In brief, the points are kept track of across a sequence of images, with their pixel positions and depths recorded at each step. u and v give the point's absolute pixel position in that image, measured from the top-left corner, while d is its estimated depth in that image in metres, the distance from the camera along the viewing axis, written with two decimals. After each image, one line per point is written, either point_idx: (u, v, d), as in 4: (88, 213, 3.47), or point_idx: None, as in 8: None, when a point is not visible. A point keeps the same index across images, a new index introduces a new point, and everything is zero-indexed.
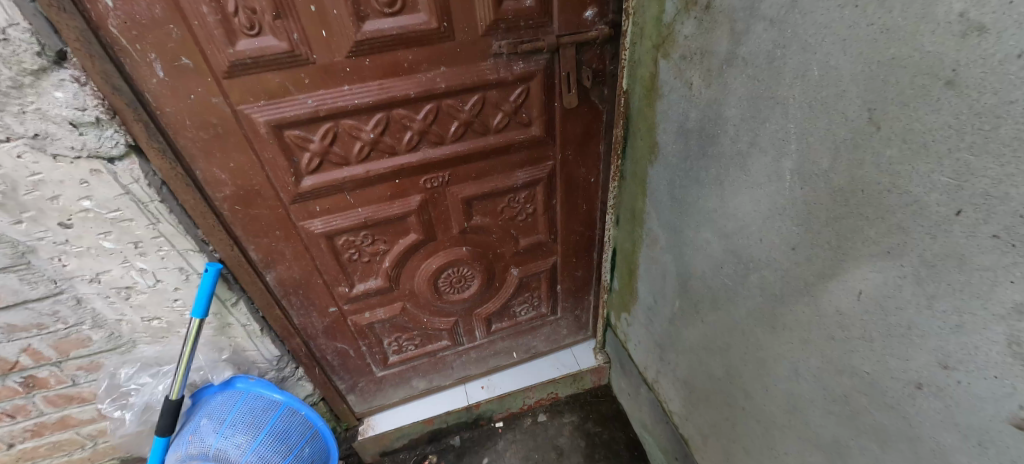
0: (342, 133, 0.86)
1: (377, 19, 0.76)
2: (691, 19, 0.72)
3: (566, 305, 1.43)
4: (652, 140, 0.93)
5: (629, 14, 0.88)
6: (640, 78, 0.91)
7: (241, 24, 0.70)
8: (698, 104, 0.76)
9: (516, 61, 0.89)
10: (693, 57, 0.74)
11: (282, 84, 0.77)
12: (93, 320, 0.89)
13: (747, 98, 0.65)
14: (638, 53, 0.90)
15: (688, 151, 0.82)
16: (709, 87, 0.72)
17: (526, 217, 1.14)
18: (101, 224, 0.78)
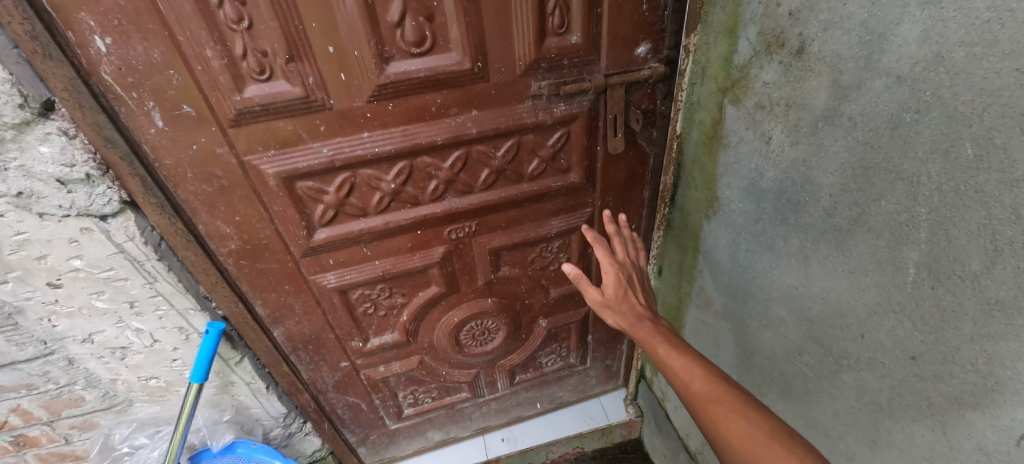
0: (360, 183, 0.76)
1: (403, 59, 0.67)
2: (773, 64, 0.61)
3: (597, 355, 1.30)
4: (711, 193, 0.81)
5: (690, 52, 0.78)
6: (700, 122, 0.80)
7: (250, 68, 0.62)
8: (777, 163, 0.64)
9: (557, 103, 0.78)
10: (772, 108, 0.62)
11: (295, 131, 0.68)
12: (87, 380, 0.81)
13: (851, 167, 0.52)
14: (698, 95, 0.79)
15: (760, 213, 0.70)
16: (794, 146, 0.60)
17: (559, 267, 1.03)
18: (94, 284, 0.70)
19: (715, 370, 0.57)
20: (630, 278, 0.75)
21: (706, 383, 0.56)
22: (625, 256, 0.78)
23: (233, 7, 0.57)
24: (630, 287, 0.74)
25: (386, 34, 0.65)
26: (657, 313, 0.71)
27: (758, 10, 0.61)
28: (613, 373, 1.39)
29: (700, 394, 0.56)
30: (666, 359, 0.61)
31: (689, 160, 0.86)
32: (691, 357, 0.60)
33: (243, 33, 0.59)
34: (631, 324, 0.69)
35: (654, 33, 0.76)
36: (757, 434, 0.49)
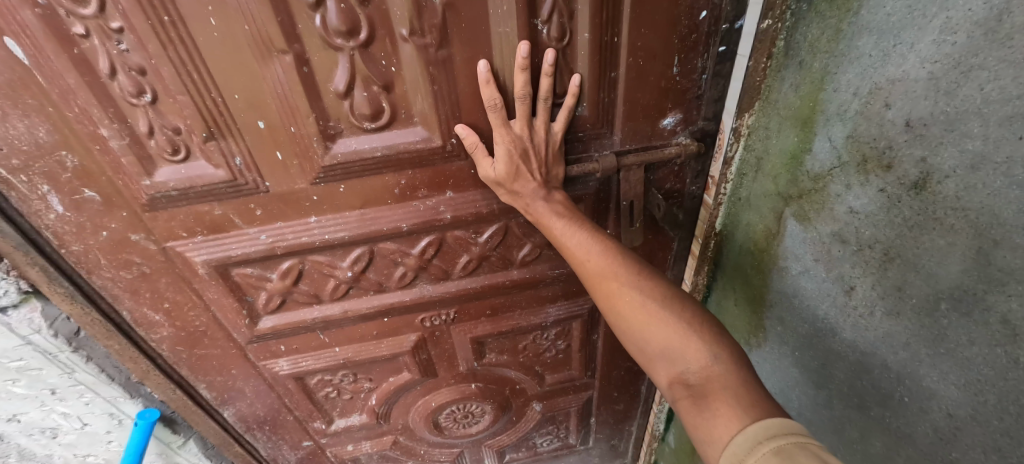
0: (310, 270, 0.64)
1: (354, 135, 0.53)
2: (869, 189, 0.42)
3: (602, 437, 1.12)
4: (758, 315, 0.65)
5: (741, 135, 0.60)
6: (749, 226, 0.63)
7: (159, 147, 0.49)
8: (860, 327, 0.46)
9: None
10: (860, 250, 0.45)
11: (226, 215, 0.56)
12: (20, 452, 0.74)
13: (994, 393, 0.35)
14: (748, 192, 0.62)
15: (827, 371, 0.53)
16: (891, 315, 0.42)
17: (556, 354, 0.87)
18: (4, 372, 0.63)
19: (613, 243, 0.52)
20: (529, 150, 0.52)
21: (602, 259, 0.50)
22: (523, 128, 0.51)
23: (129, 78, 0.45)
24: (528, 164, 0.52)
25: (331, 106, 0.51)
26: (553, 185, 0.55)
27: (851, 105, 0.42)
28: (619, 452, 1.18)
29: (595, 269, 0.51)
30: (561, 237, 0.53)
31: (731, 265, 0.70)
32: (586, 232, 0.52)
33: (147, 108, 0.47)
34: (527, 205, 0.54)
35: (686, 101, 0.59)
36: (650, 305, 0.47)
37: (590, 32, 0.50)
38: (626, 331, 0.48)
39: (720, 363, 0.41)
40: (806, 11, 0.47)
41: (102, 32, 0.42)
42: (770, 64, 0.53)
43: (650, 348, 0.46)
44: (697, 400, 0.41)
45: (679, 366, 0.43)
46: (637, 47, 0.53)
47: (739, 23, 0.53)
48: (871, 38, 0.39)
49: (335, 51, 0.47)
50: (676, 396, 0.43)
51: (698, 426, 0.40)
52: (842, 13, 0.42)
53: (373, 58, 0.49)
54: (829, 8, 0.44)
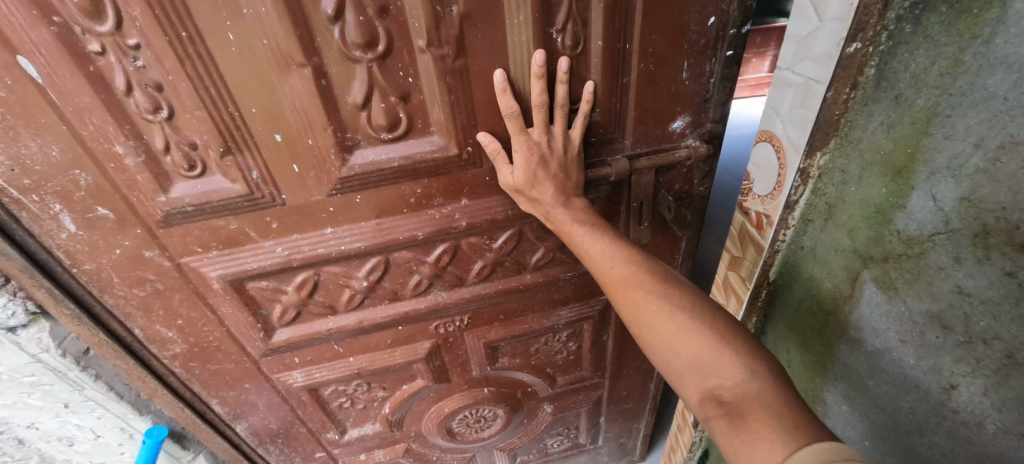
0: (325, 281, 0.63)
1: (371, 146, 0.53)
2: (995, 269, 0.38)
3: (611, 435, 1.13)
4: (822, 379, 0.62)
5: (809, 176, 0.55)
6: (815, 280, 0.59)
7: (175, 163, 0.49)
8: (971, 430, 0.44)
9: None
10: (968, 343, 0.42)
11: (241, 229, 0.56)
12: (43, 456, 0.72)
13: None
14: (814, 238, 0.58)
15: (912, 445, 0.52)
16: (1015, 426, 0.40)
17: (567, 355, 0.88)
18: (18, 386, 0.61)
19: (635, 251, 0.53)
20: (546, 157, 0.52)
21: (625, 267, 0.51)
22: (542, 135, 0.52)
23: (146, 95, 0.44)
24: (546, 170, 0.53)
25: (349, 118, 0.51)
26: (573, 193, 0.56)
27: (970, 159, 0.38)
28: (627, 450, 1.19)
29: (619, 277, 0.51)
30: (583, 245, 0.54)
31: (786, 317, 0.66)
32: (610, 242, 0.53)
33: (163, 124, 0.46)
34: (546, 212, 0.55)
35: (695, 104, 0.60)
36: (678, 314, 0.47)
37: (603, 39, 0.51)
38: (655, 341, 0.48)
39: (755, 380, 0.41)
40: (911, 33, 0.41)
41: (119, 49, 0.42)
42: (853, 96, 0.48)
43: (680, 356, 0.46)
44: (735, 418, 0.41)
45: (711, 380, 0.44)
46: (648, 53, 0.54)
47: (744, 29, 0.55)
48: (1006, 76, 0.35)
49: (352, 63, 0.47)
50: (710, 415, 0.44)
51: (738, 447, 0.40)
52: (963, 40, 0.37)
53: (390, 70, 0.49)
54: (944, 34, 0.39)
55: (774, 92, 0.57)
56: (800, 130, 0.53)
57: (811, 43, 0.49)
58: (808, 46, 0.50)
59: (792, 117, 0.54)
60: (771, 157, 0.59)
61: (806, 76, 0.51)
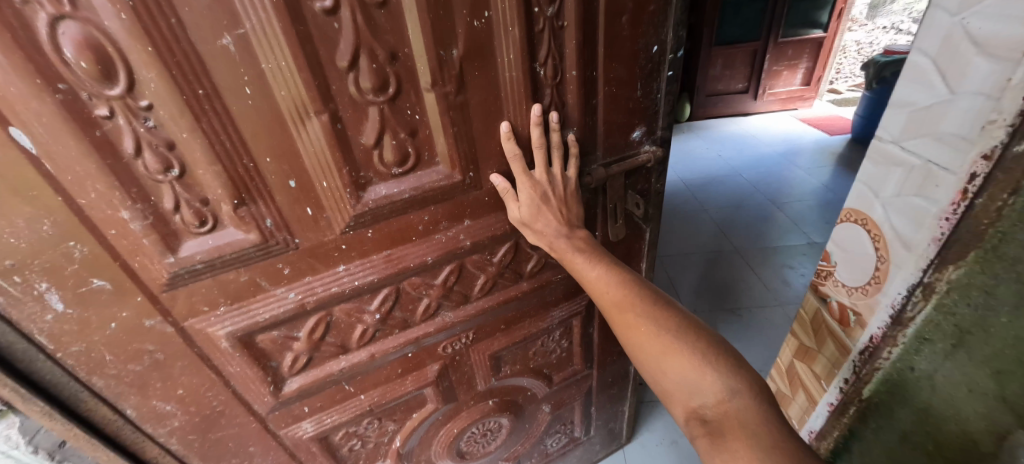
0: (338, 320, 0.63)
1: (382, 181, 0.56)
2: None
3: (601, 423, 1.21)
4: None
5: (941, 291, 0.60)
6: (946, 381, 0.64)
7: (186, 222, 0.48)
8: None
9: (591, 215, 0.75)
10: None
11: (251, 281, 0.54)
12: None
13: None
14: (937, 361, 0.64)
15: None
16: None
17: (561, 353, 0.95)
18: None
19: (628, 277, 0.60)
20: (546, 195, 0.61)
21: (620, 290, 0.59)
22: (544, 176, 0.60)
23: (157, 154, 0.44)
24: (548, 204, 0.61)
25: (361, 157, 0.53)
26: (575, 223, 0.64)
27: None
28: (616, 433, 1.28)
29: (615, 299, 0.59)
30: (583, 270, 0.62)
31: (901, 407, 0.71)
32: (604, 268, 0.61)
33: (173, 182, 0.45)
34: (550, 242, 0.63)
35: (648, 116, 0.72)
36: (666, 337, 0.54)
37: (577, 69, 0.60)
38: (647, 361, 0.55)
39: (735, 397, 0.48)
40: None
41: (128, 111, 0.41)
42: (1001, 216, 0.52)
43: (668, 374, 0.53)
44: (715, 437, 0.47)
45: (696, 399, 0.50)
46: (611, 78, 0.65)
47: (679, 50, 0.68)
48: None
49: (365, 106, 0.51)
50: (695, 433, 0.50)
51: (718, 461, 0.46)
52: None
53: (399, 109, 0.53)
54: None
55: (877, 168, 0.64)
56: (908, 216, 0.60)
57: (941, 118, 0.54)
58: (938, 119, 0.55)
59: (899, 201, 0.61)
60: (866, 246, 0.68)
61: (926, 157, 0.57)
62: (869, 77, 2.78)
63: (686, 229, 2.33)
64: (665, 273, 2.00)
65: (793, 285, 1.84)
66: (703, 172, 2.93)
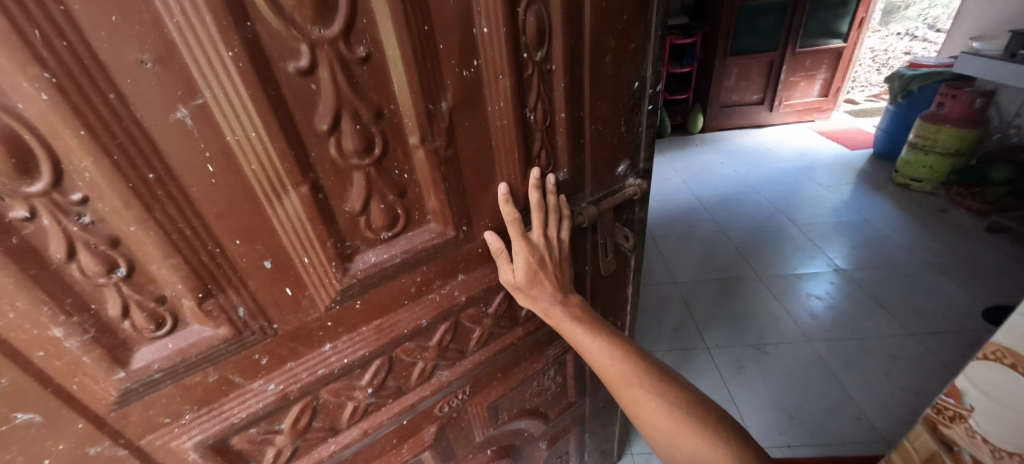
0: (325, 402, 0.56)
1: (370, 248, 0.50)
2: None
3: (595, 447, 1.19)
4: None
5: None
6: None
7: (138, 326, 0.39)
8: None
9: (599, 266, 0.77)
10: None
11: (222, 378, 0.46)
12: None
13: None
14: None
15: None
16: None
17: (556, 389, 0.92)
18: None
19: (630, 348, 0.57)
20: (543, 257, 0.59)
21: (623, 364, 0.56)
22: (540, 238, 0.59)
23: (95, 253, 0.36)
24: (543, 268, 0.59)
25: (347, 225, 0.47)
26: (569, 289, 0.62)
27: None
28: (609, 455, 1.27)
29: (619, 373, 0.56)
30: (582, 342, 0.59)
31: None
32: (604, 339, 0.58)
33: (118, 284, 0.37)
34: (545, 309, 0.61)
35: (631, 149, 0.72)
36: (677, 413, 0.52)
37: (566, 111, 0.59)
38: (660, 438, 0.53)
39: None
40: None
41: (55, 207, 0.33)
42: None
43: (683, 451, 0.51)
44: None
45: None
46: (597, 117, 0.63)
47: (659, 83, 0.68)
48: None
49: (349, 171, 0.45)
50: None
51: None
52: None
53: (386, 170, 0.48)
54: None
55: None
56: None
57: None
58: None
59: None
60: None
61: None
62: (894, 92, 2.79)
63: (710, 252, 2.22)
64: (677, 298, 1.94)
65: (826, 322, 1.70)
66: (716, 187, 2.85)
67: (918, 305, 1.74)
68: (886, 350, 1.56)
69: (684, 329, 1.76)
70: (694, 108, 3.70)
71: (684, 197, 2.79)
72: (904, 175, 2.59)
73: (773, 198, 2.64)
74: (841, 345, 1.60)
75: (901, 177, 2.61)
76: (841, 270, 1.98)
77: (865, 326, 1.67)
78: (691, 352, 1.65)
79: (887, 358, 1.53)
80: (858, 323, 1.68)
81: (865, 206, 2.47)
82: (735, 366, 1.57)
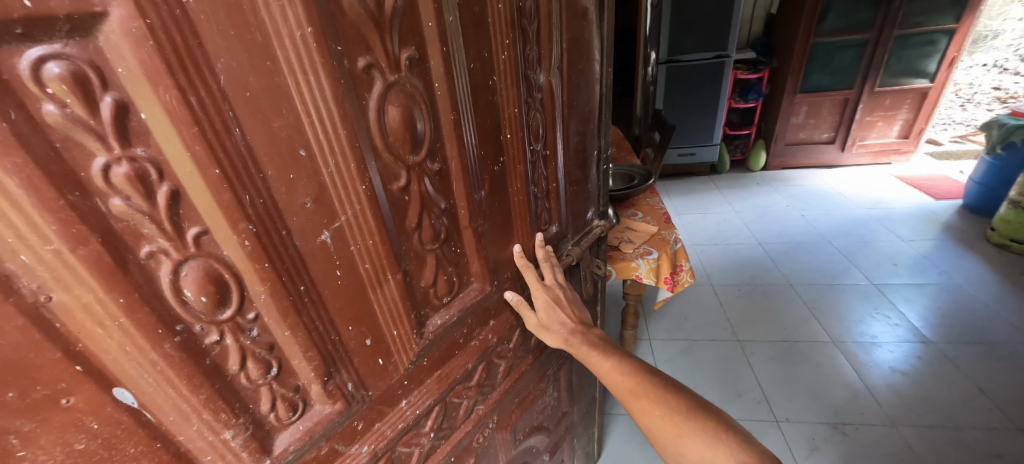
0: (399, 453, 0.64)
1: (435, 312, 0.61)
2: None
3: (581, 451, 1.35)
4: None
5: None
6: None
7: (280, 415, 0.46)
8: None
9: (587, 293, 0.96)
10: None
11: (330, 450, 0.53)
12: None
13: None
14: None
15: None
16: None
17: (554, 403, 1.07)
18: None
19: (638, 367, 0.71)
20: (556, 296, 0.76)
21: (629, 380, 0.70)
22: (551, 280, 0.76)
23: (259, 359, 0.43)
24: (557, 304, 0.76)
25: (422, 298, 0.58)
26: (582, 322, 0.78)
27: None
28: (591, 455, 1.43)
29: (628, 388, 0.70)
30: (599, 365, 0.74)
31: None
32: (616, 359, 0.73)
33: (270, 383, 0.44)
34: (565, 339, 0.76)
35: (594, 198, 0.93)
36: (676, 418, 0.64)
37: (556, 181, 0.77)
38: (665, 440, 0.65)
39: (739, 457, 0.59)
40: None
41: (236, 329, 0.40)
42: None
43: (688, 454, 0.63)
44: None
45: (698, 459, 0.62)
46: (573, 180, 0.83)
47: (607, 151, 0.90)
48: None
49: (425, 255, 0.57)
50: None
51: None
52: None
53: (448, 249, 0.60)
54: None
55: None
56: None
57: None
58: None
59: None
60: None
61: None
62: (991, 140, 2.73)
63: (786, 312, 2.25)
64: (743, 360, 1.98)
65: (926, 415, 1.66)
66: (784, 235, 2.93)
67: (1006, 389, 1.75)
68: (987, 447, 1.54)
69: (749, 397, 1.80)
70: (761, 142, 3.83)
71: (750, 243, 2.87)
72: (1002, 235, 2.58)
73: (845, 251, 2.71)
74: (928, 432, 1.60)
75: (997, 236, 2.61)
76: (930, 345, 1.99)
77: (958, 412, 1.67)
78: (760, 425, 1.68)
79: (989, 456, 1.50)
80: (950, 408, 1.69)
81: (955, 267, 2.48)
82: (809, 447, 1.58)
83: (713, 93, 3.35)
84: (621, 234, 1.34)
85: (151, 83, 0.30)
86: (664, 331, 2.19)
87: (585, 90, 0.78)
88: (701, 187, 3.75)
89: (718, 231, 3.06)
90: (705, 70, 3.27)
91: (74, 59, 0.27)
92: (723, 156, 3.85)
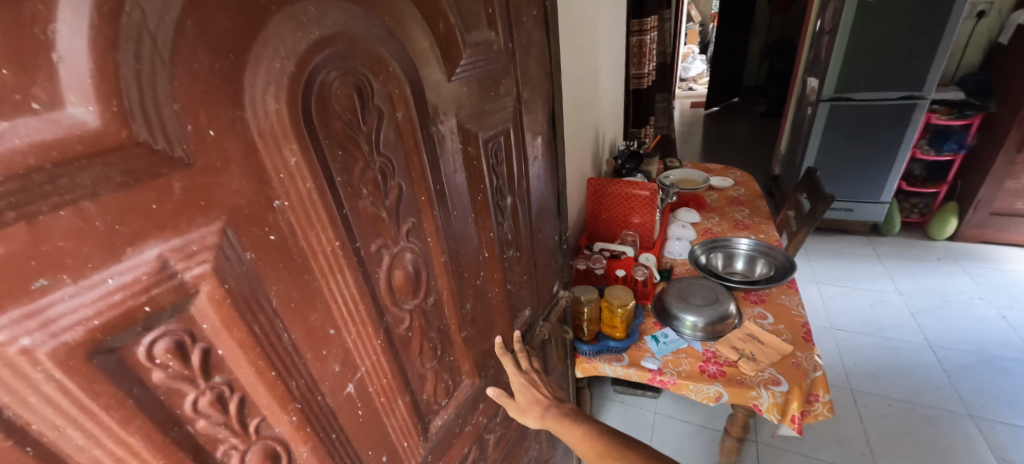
0: None
1: (436, 414, 0.71)
2: None
3: None
4: None
5: None
6: None
7: None
8: None
9: (557, 358, 1.09)
10: None
11: None
12: None
13: None
14: None
15: None
16: None
17: (537, 452, 1.18)
18: None
19: (603, 435, 0.85)
20: (529, 376, 0.88)
21: (598, 448, 0.84)
22: (525, 364, 0.88)
23: None
24: (531, 383, 0.89)
25: (425, 406, 0.68)
26: (552, 398, 0.90)
27: None
28: None
29: (598, 455, 0.83)
30: (571, 435, 0.86)
31: None
32: (585, 430, 0.86)
33: None
34: (542, 414, 0.88)
35: (558, 272, 1.07)
36: None
37: (526, 273, 0.89)
38: None
39: None
40: None
41: None
42: None
43: None
44: None
45: None
46: (540, 266, 0.96)
47: (564, 233, 1.05)
48: None
49: (425, 372, 0.66)
50: None
51: None
52: None
53: (444, 359, 0.70)
54: None
55: None
56: None
57: None
58: None
59: None
60: None
61: None
62: None
63: (957, 453, 1.85)
64: None
65: None
66: (966, 343, 2.39)
67: None
68: None
69: None
70: (954, 205, 3.13)
71: (914, 346, 2.39)
72: None
73: None
74: None
75: None
76: None
77: None
78: None
79: None
80: None
81: None
82: None
83: (891, 138, 2.89)
84: (746, 346, 1.24)
85: (228, 329, 0.39)
86: (789, 444, 1.92)
87: (543, 194, 0.91)
88: (852, 250, 3.24)
89: (864, 317, 2.62)
90: (885, 114, 2.85)
91: (175, 331, 0.36)
92: (891, 218, 3.21)
